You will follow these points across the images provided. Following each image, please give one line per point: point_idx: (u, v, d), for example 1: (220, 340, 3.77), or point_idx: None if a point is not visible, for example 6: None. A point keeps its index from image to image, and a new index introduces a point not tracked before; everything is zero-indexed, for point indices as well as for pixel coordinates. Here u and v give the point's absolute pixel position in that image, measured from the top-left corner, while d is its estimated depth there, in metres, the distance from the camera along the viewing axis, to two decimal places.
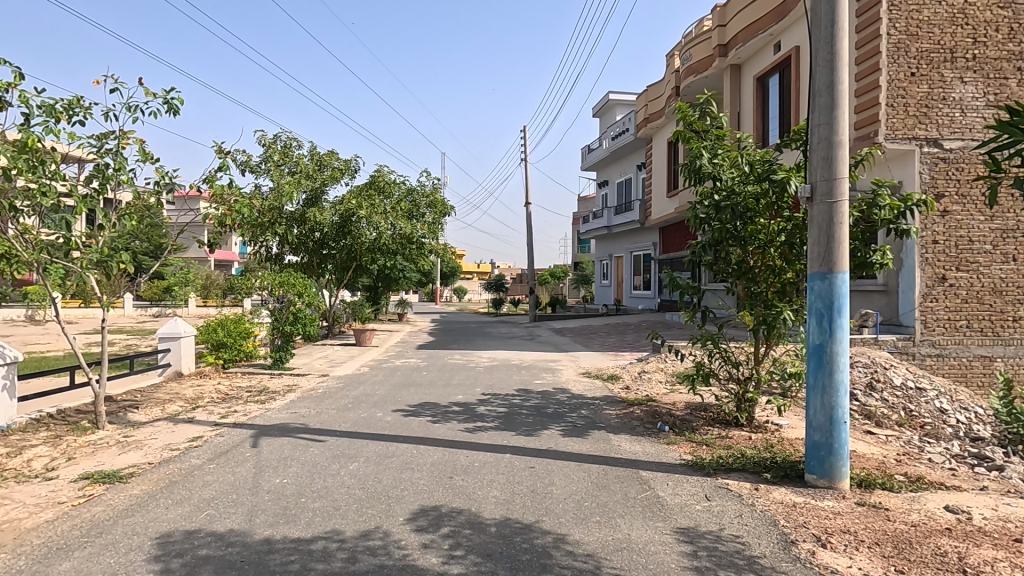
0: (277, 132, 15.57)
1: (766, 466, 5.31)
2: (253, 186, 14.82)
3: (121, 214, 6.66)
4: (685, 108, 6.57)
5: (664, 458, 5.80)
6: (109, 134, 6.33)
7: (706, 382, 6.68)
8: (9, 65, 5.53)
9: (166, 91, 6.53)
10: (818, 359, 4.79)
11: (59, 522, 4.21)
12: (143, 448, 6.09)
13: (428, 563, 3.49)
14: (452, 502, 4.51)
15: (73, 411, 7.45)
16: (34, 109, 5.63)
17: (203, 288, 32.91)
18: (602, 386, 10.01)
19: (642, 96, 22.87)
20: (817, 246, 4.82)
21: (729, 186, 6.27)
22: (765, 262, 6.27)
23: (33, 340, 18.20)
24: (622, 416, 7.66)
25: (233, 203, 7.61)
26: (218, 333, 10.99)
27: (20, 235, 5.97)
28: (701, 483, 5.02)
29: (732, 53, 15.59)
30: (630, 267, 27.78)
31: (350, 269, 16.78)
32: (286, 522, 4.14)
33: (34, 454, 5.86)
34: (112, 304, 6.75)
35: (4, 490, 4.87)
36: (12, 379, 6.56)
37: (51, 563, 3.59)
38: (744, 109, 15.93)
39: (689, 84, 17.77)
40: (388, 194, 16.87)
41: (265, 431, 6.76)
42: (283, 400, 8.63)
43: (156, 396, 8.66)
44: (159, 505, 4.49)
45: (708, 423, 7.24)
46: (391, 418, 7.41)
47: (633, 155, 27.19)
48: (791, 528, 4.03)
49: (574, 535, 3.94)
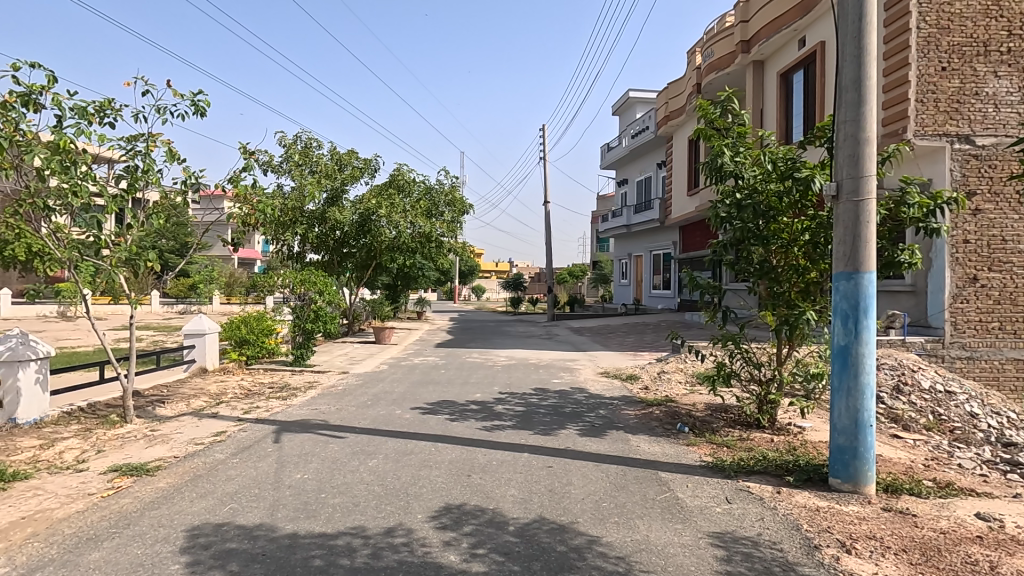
0: (297, 133, 15.76)
1: (788, 469, 5.23)
2: (275, 187, 15.04)
3: (149, 213, 6.80)
4: (706, 106, 6.51)
5: (684, 459, 5.74)
6: (138, 137, 6.50)
7: (727, 383, 6.58)
8: (43, 69, 5.71)
9: (194, 93, 6.72)
10: (843, 361, 4.69)
11: (89, 513, 4.32)
12: (168, 442, 6.21)
13: (449, 561, 3.51)
14: (471, 500, 4.52)
15: (103, 406, 7.66)
16: (66, 112, 5.80)
17: (226, 286, 33.71)
18: (621, 386, 9.95)
19: (663, 93, 22.51)
20: (842, 245, 4.71)
21: (751, 185, 6.17)
22: (789, 262, 6.19)
23: (65, 335, 18.72)
24: (641, 416, 7.61)
25: (257, 203, 7.78)
26: (241, 330, 11.22)
27: (53, 234, 6.22)
28: (722, 485, 4.96)
29: (756, 49, 15.35)
30: (649, 267, 27.59)
31: (370, 268, 16.96)
32: (307, 517, 4.18)
33: (65, 447, 6.02)
34: (140, 302, 6.89)
35: (38, 480, 5.02)
36: (47, 373, 6.77)
37: (82, 553, 3.68)
38: (767, 106, 15.63)
39: (710, 82, 17.56)
40: (407, 193, 16.97)
41: (286, 427, 6.86)
42: (303, 397, 8.73)
43: (181, 391, 8.85)
44: (184, 498, 4.59)
45: (729, 425, 7.13)
46: (410, 416, 7.45)
47: (652, 153, 27.01)
48: (814, 533, 3.96)
49: (596, 535, 3.93)
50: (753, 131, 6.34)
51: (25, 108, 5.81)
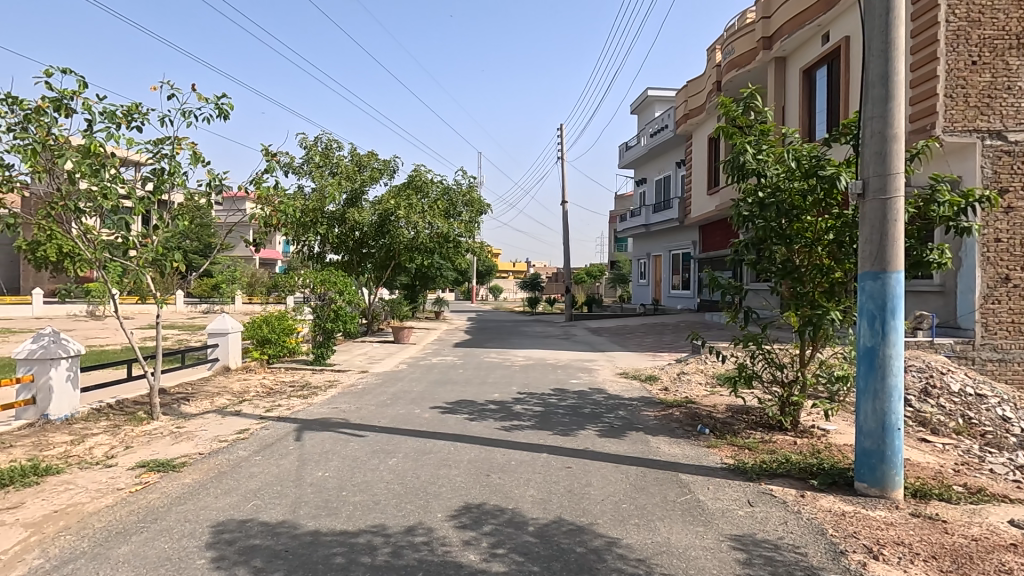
0: (318, 135, 15.95)
1: (812, 472, 5.13)
2: (297, 188, 15.24)
3: (174, 214, 6.92)
4: (728, 103, 6.43)
5: (705, 461, 5.67)
6: (164, 140, 6.64)
7: (748, 384, 6.49)
8: (74, 75, 5.87)
9: (218, 96, 6.85)
10: (869, 363, 4.59)
11: (117, 507, 4.42)
12: (193, 439, 6.34)
13: (468, 560, 3.52)
14: (491, 500, 4.53)
15: (130, 403, 7.84)
16: (96, 116, 5.96)
17: (248, 286, 34.33)
18: (640, 386, 9.87)
19: (682, 91, 22.29)
20: (869, 244, 4.61)
21: (774, 183, 6.08)
22: (813, 262, 6.09)
23: (93, 334, 19.21)
24: (660, 417, 7.54)
25: (278, 204, 7.89)
26: (263, 329, 11.40)
27: (83, 236, 6.39)
28: (744, 488, 4.89)
29: (777, 45, 15.13)
30: (668, 267, 27.35)
31: (389, 268, 17.09)
32: (328, 514, 4.23)
33: (95, 443, 6.18)
34: (166, 301, 7.04)
35: (69, 475, 5.16)
36: (77, 371, 6.96)
37: (112, 546, 3.77)
38: (790, 103, 15.38)
39: (731, 79, 17.34)
40: (425, 194, 17.08)
41: (308, 425, 6.95)
42: (324, 396, 8.84)
43: (206, 389, 9.02)
44: (208, 494, 4.68)
45: (751, 427, 7.03)
46: (429, 415, 7.50)
47: (671, 152, 26.77)
48: (840, 538, 3.88)
49: (616, 537, 3.90)
50: (776, 129, 6.24)
51: (57, 112, 5.97)
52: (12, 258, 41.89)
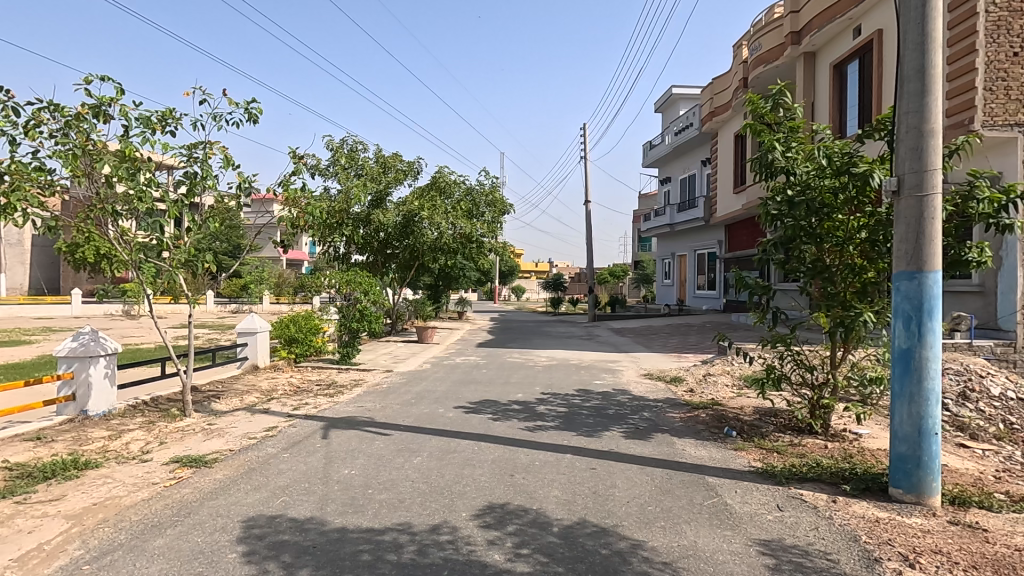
0: (343, 137, 16.19)
1: (845, 477, 5.00)
2: (323, 190, 15.48)
3: (206, 217, 7.05)
4: (756, 100, 6.32)
5: (732, 464, 5.58)
6: (197, 144, 6.82)
7: (777, 386, 6.36)
8: (112, 82, 6.07)
9: (247, 101, 7.02)
10: (905, 365, 4.45)
11: (153, 501, 4.56)
12: (224, 436, 6.49)
13: (493, 560, 3.52)
14: (515, 500, 4.53)
15: (164, 400, 8.08)
16: (133, 122, 6.15)
17: (276, 286, 35.03)
18: (665, 388, 9.76)
19: (707, 88, 21.98)
20: (905, 243, 4.47)
21: (804, 181, 5.97)
22: (844, 261, 5.94)
23: (129, 333, 19.83)
24: (686, 419, 7.45)
25: (305, 206, 8.03)
26: (291, 329, 11.60)
27: (120, 237, 6.60)
28: (773, 492, 4.79)
29: (806, 40, 14.81)
30: (693, 267, 26.98)
31: (413, 268, 17.24)
32: (355, 512, 4.29)
33: (131, 438, 6.38)
34: (198, 301, 7.21)
35: (107, 469, 5.34)
36: (114, 368, 7.18)
37: (148, 539, 3.89)
38: (819, 99, 15.03)
39: (758, 76, 17.02)
40: (449, 194, 17.18)
41: (334, 423, 7.06)
42: (350, 394, 8.95)
43: (235, 387, 9.24)
44: (239, 490, 4.78)
45: (779, 429, 6.88)
46: (452, 414, 7.54)
47: (696, 150, 26.40)
48: (873, 545, 3.77)
49: (641, 539, 3.87)
50: (806, 125, 6.12)
51: (95, 118, 6.17)
52: (51, 260, 43.47)
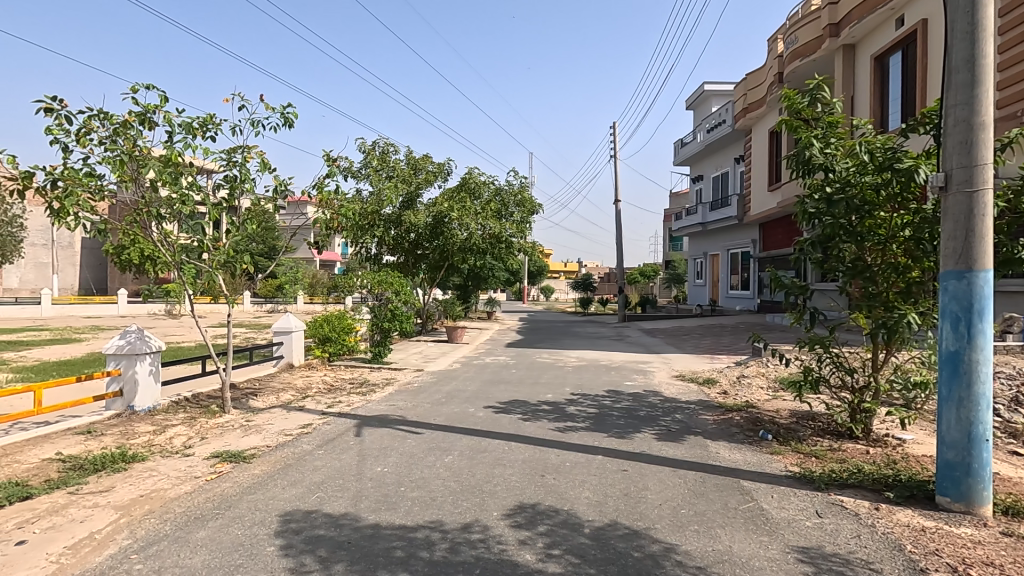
0: (375, 140, 16.47)
1: (888, 484, 4.83)
2: (355, 192, 15.77)
3: (244, 219, 7.26)
4: (793, 95, 6.17)
5: (768, 468, 5.45)
6: (236, 148, 7.03)
7: (815, 389, 6.19)
8: (157, 90, 6.30)
9: (283, 106, 7.20)
10: (952, 368, 4.28)
11: (195, 494, 4.72)
12: (261, 432, 6.68)
13: (525, 560, 3.53)
14: (546, 500, 4.53)
15: (205, 397, 8.35)
16: (176, 128, 6.38)
17: (310, 286, 35.83)
18: (698, 390, 9.60)
19: (741, 84, 21.52)
20: (953, 241, 4.29)
21: (843, 178, 5.79)
22: (886, 260, 5.74)
23: (172, 332, 20.57)
24: (719, 422, 7.31)
25: (339, 208, 8.19)
26: (324, 328, 11.84)
27: (163, 240, 6.86)
28: (812, 498, 4.66)
29: (845, 32, 14.35)
30: (727, 267, 26.44)
31: (442, 269, 17.38)
32: (388, 509, 4.35)
33: (175, 433, 6.62)
34: (236, 301, 7.42)
35: (152, 463, 5.55)
36: (159, 366, 7.46)
37: (191, 530, 4.03)
38: (859, 92, 14.54)
39: (794, 70, 16.57)
40: (478, 195, 17.26)
41: (367, 421, 7.18)
42: (382, 393, 9.08)
43: (272, 385, 9.49)
44: (276, 485, 4.92)
45: (818, 433, 6.69)
46: (483, 414, 7.58)
47: (729, 147, 25.88)
48: (920, 555, 3.63)
49: (674, 543, 3.81)
50: (846, 120, 5.93)
51: (141, 125, 6.42)
52: (99, 261, 45.38)
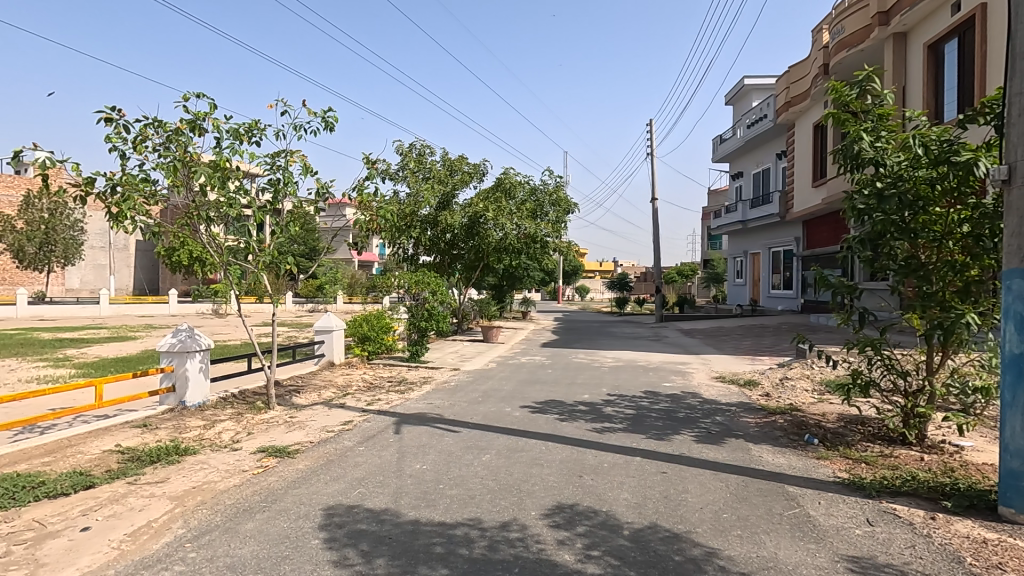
0: (412, 142, 16.72)
1: (944, 493, 4.60)
2: (393, 194, 16.04)
3: (287, 221, 7.49)
4: (840, 87, 5.94)
5: (815, 474, 5.27)
6: (280, 153, 7.25)
7: (865, 393, 5.94)
8: (206, 97, 6.56)
9: (325, 110, 7.38)
10: (1017, 372, 4.04)
11: (243, 487, 4.90)
12: (305, 428, 6.87)
13: (564, 560, 3.52)
14: (584, 501, 4.50)
15: (251, 393, 8.65)
16: (223, 134, 6.63)
17: (349, 285, 36.66)
18: (739, 391, 9.37)
19: (783, 77, 20.88)
20: (1017, 237, 4.05)
21: (895, 172, 5.54)
22: (942, 258, 5.47)
23: (219, 330, 21.39)
24: (762, 425, 7.12)
25: (377, 209, 8.35)
26: (364, 327, 12.08)
27: (212, 242, 7.14)
28: (862, 505, 4.49)
29: (895, 20, 13.75)
30: (769, 265, 25.68)
31: (478, 269, 17.49)
32: (427, 506, 4.41)
33: (223, 428, 6.89)
34: (280, 301, 7.65)
35: (203, 456, 5.79)
36: (208, 363, 7.76)
37: (240, 522, 4.18)
38: (911, 82, 13.90)
39: (840, 61, 15.97)
40: (513, 195, 17.29)
41: (405, 419, 7.30)
42: (419, 392, 9.21)
43: (314, 383, 9.76)
44: (320, 480, 5.05)
45: (867, 438, 6.43)
46: (519, 414, 7.59)
47: (770, 143, 25.15)
48: (981, 569, 3.45)
49: (716, 548, 3.73)
50: (897, 112, 5.68)
51: (191, 132, 6.70)
52: (151, 263, 47.52)
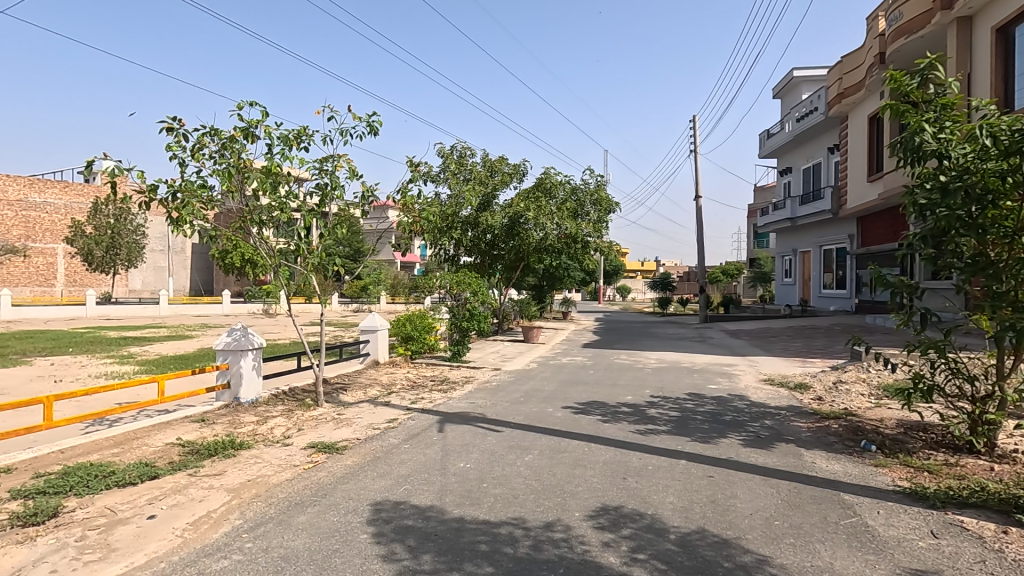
0: (453, 144, 16.93)
1: (1018, 506, 4.32)
2: (435, 196, 16.29)
3: (334, 223, 7.72)
4: (899, 77, 5.68)
5: (873, 482, 5.04)
6: (327, 157, 7.47)
7: (928, 397, 5.63)
8: (258, 106, 6.84)
9: (369, 115, 7.56)
10: None
11: (295, 481, 5.08)
12: (352, 425, 7.06)
13: (609, 562, 3.49)
14: (628, 503, 4.45)
15: (301, 391, 8.96)
16: (275, 140, 6.89)
17: (392, 286, 37.45)
18: (789, 395, 9.05)
19: (835, 68, 20.04)
20: None
21: (961, 164, 5.24)
22: (1015, 255, 5.13)
23: (269, 330, 22.23)
24: (814, 430, 6.86)
25: (420, 211, 8.50)
26: (407, 327, 12.30)
27: (264, 244, 7.43)
28: (926, 516, 4.26)
29: (959, 3, 12.97)
30: (821, 264, 24.67)
31: (518, 269, 17.53)
32: (471, 504, 4.46)
33: (275, 424, 7.16)
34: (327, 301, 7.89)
35: (257, 451, 6.03)
36: (260, 361, 8.07)
37: (292, 515, 4.34)
38: (978, 69, 13.09)
39: (898, 48, 15.19)
40: (553, 195, 17.23)
41: (448, 418, 7.39)
42: (461, 391, 9.32)
43: (360, 381, 10.01)
44: (367, 476, 5.18)
45: (930, 446, 6.09)
46: (561, 414, 7.57)
47: (821, 136, 24.18)
48: None
49: (767, 555, 3.62)
50: (963, 101, 5.37)
51: (245, 139, 6.99)
52: (207, 264, 49.79)
